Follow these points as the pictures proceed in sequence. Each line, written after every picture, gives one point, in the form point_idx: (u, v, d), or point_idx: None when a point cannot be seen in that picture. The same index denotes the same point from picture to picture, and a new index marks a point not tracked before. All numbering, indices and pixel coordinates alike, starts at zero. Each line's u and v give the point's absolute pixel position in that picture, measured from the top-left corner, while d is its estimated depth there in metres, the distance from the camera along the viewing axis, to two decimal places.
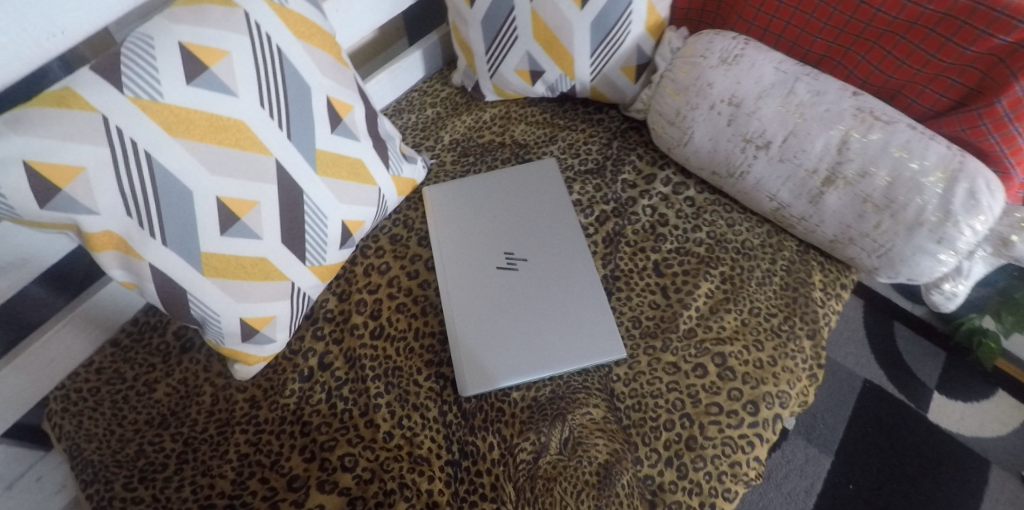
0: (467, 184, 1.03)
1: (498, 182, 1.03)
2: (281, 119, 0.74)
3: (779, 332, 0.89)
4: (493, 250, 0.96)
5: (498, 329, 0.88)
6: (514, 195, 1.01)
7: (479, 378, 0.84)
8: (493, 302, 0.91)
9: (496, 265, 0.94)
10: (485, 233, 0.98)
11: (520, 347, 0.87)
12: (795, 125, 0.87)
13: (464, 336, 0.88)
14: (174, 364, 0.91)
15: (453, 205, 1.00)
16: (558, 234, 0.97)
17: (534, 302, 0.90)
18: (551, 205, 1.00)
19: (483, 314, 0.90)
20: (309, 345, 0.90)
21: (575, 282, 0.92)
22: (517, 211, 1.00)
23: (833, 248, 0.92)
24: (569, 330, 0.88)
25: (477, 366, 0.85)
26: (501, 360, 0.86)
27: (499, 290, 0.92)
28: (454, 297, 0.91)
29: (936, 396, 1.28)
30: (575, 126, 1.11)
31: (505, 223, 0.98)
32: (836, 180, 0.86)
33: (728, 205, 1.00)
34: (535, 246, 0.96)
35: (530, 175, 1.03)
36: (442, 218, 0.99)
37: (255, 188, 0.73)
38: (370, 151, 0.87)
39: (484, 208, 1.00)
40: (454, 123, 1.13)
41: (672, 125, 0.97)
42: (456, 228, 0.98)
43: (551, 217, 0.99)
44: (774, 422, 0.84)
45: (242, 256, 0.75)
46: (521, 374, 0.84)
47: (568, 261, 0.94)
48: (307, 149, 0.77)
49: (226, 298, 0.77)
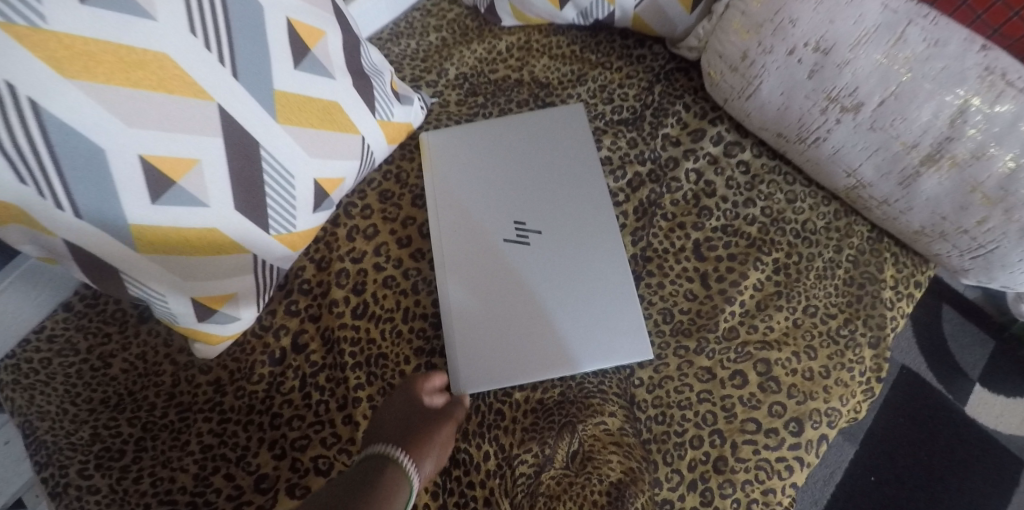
0: (472, 132, 0.84)
1: (510, 131, 0.84)
2: (223, 54, 0.56)
3: (836, 339, 0.75)
4: (500, 218, 0.79)
5: (501, 318, 0.74)
6: (529, 148, 0.83)
7: (476, 377, 0.72)
8: (497, 284, 0.76)
9: (503, 238, 0.78)
10: (491, 195, 0.81)
11: (526, 342, 0.73)
12: (900, 85, 0.67)
13: (461, 324, 0.74)
14: (132, 336, 0.80)
15: (455, 156, 0.83)
16: (580, 203, 0.80)
17: (546, 288, 0.75)
18: (575, 164, 0.82)
19: (484, 298, 0.75)
20: (281, 321, 0.77)
21: (596, 264, 0.76)
22: (532, 169, 0.82)
23: (916, 239, 0.76)
24: (585, 325, 0.73)
25: (475, 361, 0.73)
26: (502, 357, 0.73)
27: (505, 268, 0.77)
28: (451, 275, 0.77)
29: (978, 389, 1.16)
30: (610, 63, 0.90)
31: (517, 184, 0.81)
32: (941, 160, 0.67)
33: (790, 175, 0.83)
34: (551, 216, 0.79)
35: (549, 125, 0.84)
36: (441, 174, 0.82)
37: (194, 143, 0.57)
38: (349, 91, 0.69)
39: (493, 163, 0.82)
40: (461, 52, 0.92)
41: (734, 72, 0.79)
42: (456, 188, 0.81)
43: (574, 180, 0.81)
44: (819, 444, 0.72)
45: (183, 228, 0.60)
46: (526, 376, 0.72)
47: (590, 238, 0.78)
48: (262, 91, 0.60)
49: (169, 275, 0.63)
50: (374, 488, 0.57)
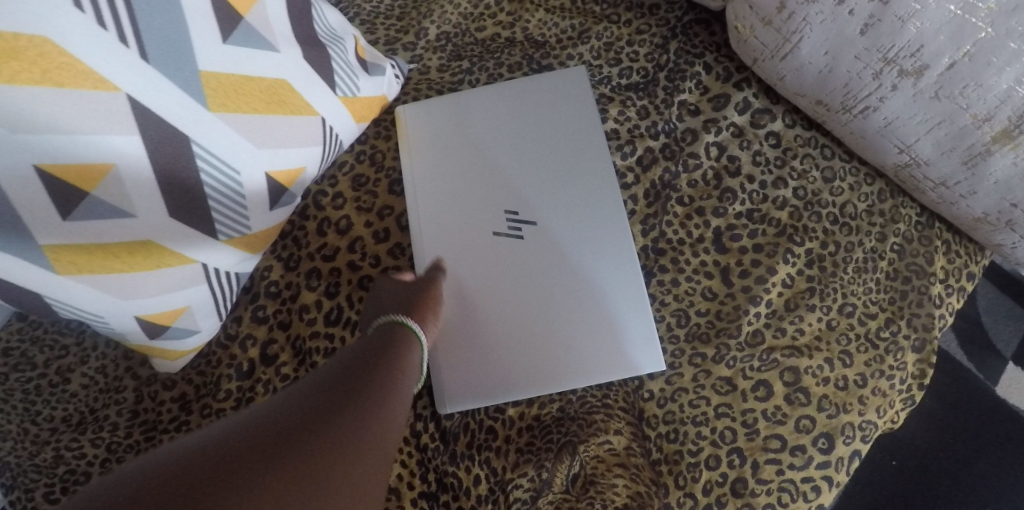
0: (455, 102, 0.72)
1: (499, 100, 0.71)
2: (124, 32, 0.45)
3: (875, 342, 0.65)
4: (489, 207, 0.68)
5: (492, 325, 0.65)
6: (523, 118, 0.70)
7: (465, 394, 0.64)
8: (488, 285, 0.66)
9: (492, 231, 0.67)
10: (478, 180, 0.69)
11: (526, 350, 0.64)
12: (976, 44, 0.53)
13: (446, 334, 0.65)
14: (91, 347, 0.72)
15: (438, 134, 0.71)
16: (583, 186, 0.68)
17: (548, 285, 0.65)
18: (577, 137, 0.69)
19: (471, 303, 0.66)
20: (248, 330, 0.68)
21: (604, 257, 0.65)
22: (525, 147, 0.69)
23: (974, 227, 0.66)
24: (589, 332, 0.64)
25: (468, 375, 0.64)
26: (495, 370, 0.64)
27: (495, 266, 0.66)
28: (435, 276, 0.67)
29: (1011, 368, 1.08)
30: (617, 17, 0.77)
31: (508, 165, 0.69)
32: (1019, 136, 0.55)
33: (828, 148, 0.71)
34: (548, 203, 0.67)
35: (547, 89, 0.71)
36: (420, 156, 0.71)
37: (103, 144, 0.47)
38: (299, 64, 0.58)
39: (479, 141, 0.70)
40: (442, 7, 0.79)
41: (768, 27, 0.65)
42: (438, 173, 0.70)
43: (576, 157, 0.69)
44: (851, 461, 0.63)
45: (109, 241, 0.52)
46: (522, 391, 0.64)
47: (595, 228, 0.66)
48: (182, 72, 0.49)
49: (104, 295, 0.54)
50: (399, 338, 0.57)
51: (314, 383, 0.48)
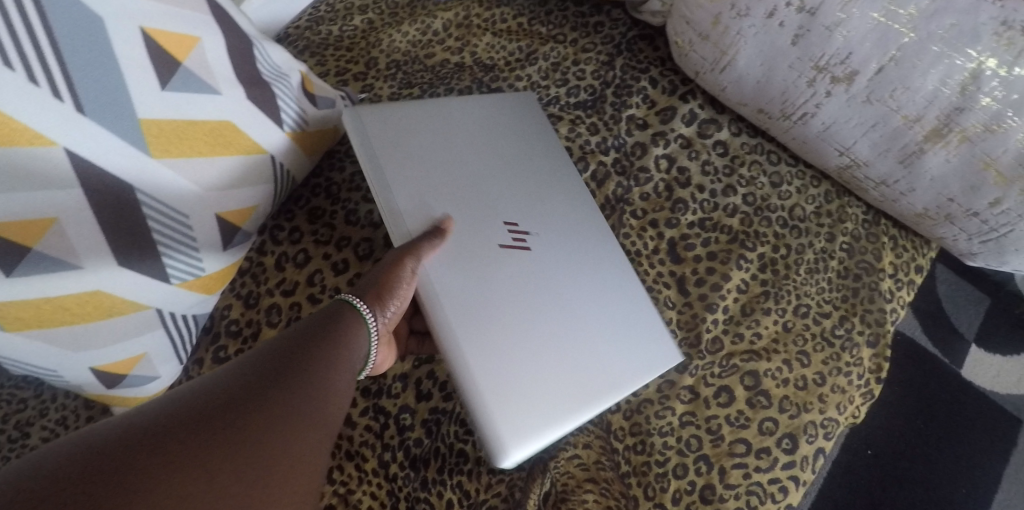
0: (420, 107, 0.63)
1: (466, 114, 0.65)
2: (56, 86, 0.45)
3: (831, 340, 0.67)
4: (486, 215, 0.59)
5: (531, 345, 0.53)
6: (491, 134, 0.65)
7: (519, 435, 0.49)
8: (507, 299, 0.54)
9: (498, 243, 0.57)
10: (470, 189, 0.60)
11: (568, 367, 0.54)
12: (901, 48, 0.56)
13: (473, 363, 0.50)
14: (49, 400, 0.70)
15: (410, 143, 0.59)
16: (562, 204, 0.65)
17: (564, 291, 0.58)
18: (540, 154, 0.67)
19: (493, 322, 0.53)
20: (209, 373, 0.66)
21: (600, 265, 0.62)
22: (504, 159, 0.64)
23: (917, 222, 0.68)
24: (615, 340, 0.58)
25: (525, 417, 0.50)
26: (547, 395, 0.52)
27: (511, 277, 0.55)
28: (443, 292, 0.52)
29: (973, 350, 1.13)
30: (562, 36, 0.79)
31: (492, 174, 0.62)
32: (949, 134, 0.58)
33: (774, 154, 0.73)
34: (542, 216, 0.62)
35: (500, 111, 0.68)
36: (398, 159, 0.58)
37: (44, 199, 0.47)
38: (244, 104, 0.58)
39: (458, 148, 0.62)
40: (390, 36, 0.79)
41: (706, 41, 0.66)
42: (422, 177, 0.58)
43: (544, 175, 0.66)
44: (815, 459, 0.65)
45: (56, 295, 0.51)
46: (576, 418, 0.52)
47: (588, 245, 0.63)
48: (121, 123, 0.49)
49: (53, 348, 0.53)
50: (347, 320, 0.49)
51: (252, 367, 0.41)
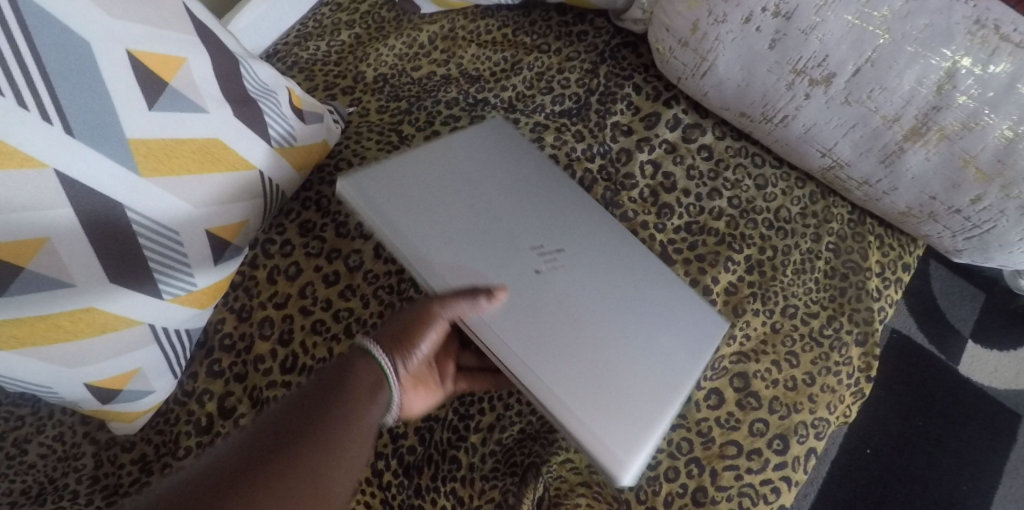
0: (409, 159, 0.63)
1: (456, 155, 0.65)
2: (43, 109, 0.46)
3: (820, 340, 0.67)
4: (510, 245, 0.58)
5: (603, 353, 0.53)
6: (488, 165, 0.65)
7: (632, 450, 0.49)
8: (554, 323, 0.54)
9: (533, 269, 0.57)
10: (489, 226, 0.59)
11: (640, 362, 0.54)
12: (876, 49, 0.57)
13: (547, 395, 0.50)
14: (47, 417, 0.71)
15: (416, 200, 0.60)
16: (573, 209, 0.64)
17: (608, 292, 0.58)
18: (539, 170, 0.67)
19: (552, 349, 0.52)
20: (205, 384, 0.68)
21: (634, 258, 0.62)
22: (509, 185, 0.64)
23: (902, 221, 0.68)
24: (668, 326, 0.58)
25: (622, 424, 0.50)
26: (636, 396, 0.52)
27: (548, 300, 0.55)
28: (492, 334, 0.52)
29: (970, 345, 1.13)
30: (547, 46, 0.80)
31: (503, 203, 0.62)
32: (928, 133, 0.59)
33: (758, 157, 0.74)
34: (560, 227, 0.62)
35: (484, 142, 0.68)
36: (410, 219, 0.58)
37: (35, 220, 0.48)
38: (232, 122, 0.59)
39: (461, 190, 0.62)
40: (377, 50, 0.81)
41: (685, 47, 0.67)
42: (436, 230, 0.58)
43: (549, 188, 0.66)
44: (807, 459, 0.65)
45: (50, 312, 0.52)
46: (668, 416, 0.51)
47: (617, 246, 0.63)
48: (108, 143, 0.50)
49: (48, 365, 0.55)
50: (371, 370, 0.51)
51: (273, 430, 0.45)
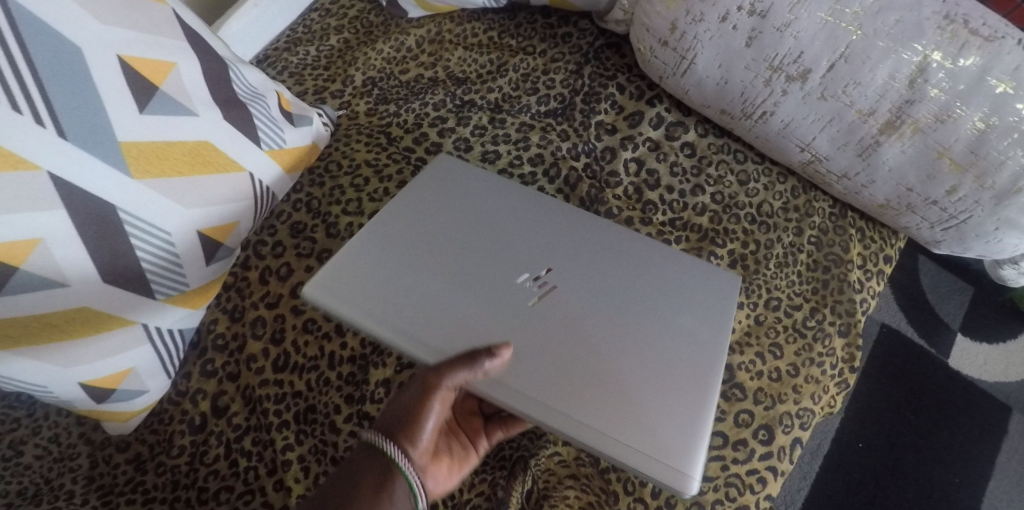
0: (366, 231, 0.59)
1: (414, 209, 0.61)
2: (37, 112, 0.47)
3: (803, 331, 0.68)
4: (500, 286, 0.56)
5: (628, 362, 0.51)
6: (452, 203, 0.62)
7: (690, 457, 0.48)
8: (565, 355, 0.52)
9: (529, 303, 0.54)
10: (473, 274, 0.56)
11: (663, 360, 0.52)
12: (850, 45, 0.59)
13: (588, 430, 0.49)
14: (43, 418, 0.72)
15: (394, 277, 0.56)
16: (547, 212, 0.62)
17: (608, 293, 0.55)
18: (504, 187, 0.64)
19: (577, 377, 0.51)
20: (198, 385, 0.69)
21: (628, 246, 0.59)
22: (476, 213, 0.61)
23: (882, 213, 0.69)
24: (674, 312, 0.55)
25: (667, 435, 0.49)
26: (673, 398, 0.50)
27: (548, 328, 0.53)
28: (512, 385, 0.51)
29: (959, 339, 1.14)
30: (532, 48, 0.82)
31: (478, 236, 0.59)
32: (902, 126, 0.60)
33: (741, 153, 0.75)
34: (540, 240, 0.59)
35: (439, 181, 0.64)
36: (391, 307, 0.55)
37: (28, 221, 0.49)
38: (221, 125, 0.60)
39: (430, 244, 0.58)
40: (366, 55, 0.83)
41: (665, 46, 0.69)
42: (419, 305, 0.55)
43: (518, 203, 0.62)
44: (793, 449, 0.66)
45: (44, 312, 0.53)
46: (710, 406, 0.50)
47: (606, 236, 0.60)
48: (99, 145, 0.51)
49: (44, 364, 0.56)
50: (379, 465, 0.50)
51: None
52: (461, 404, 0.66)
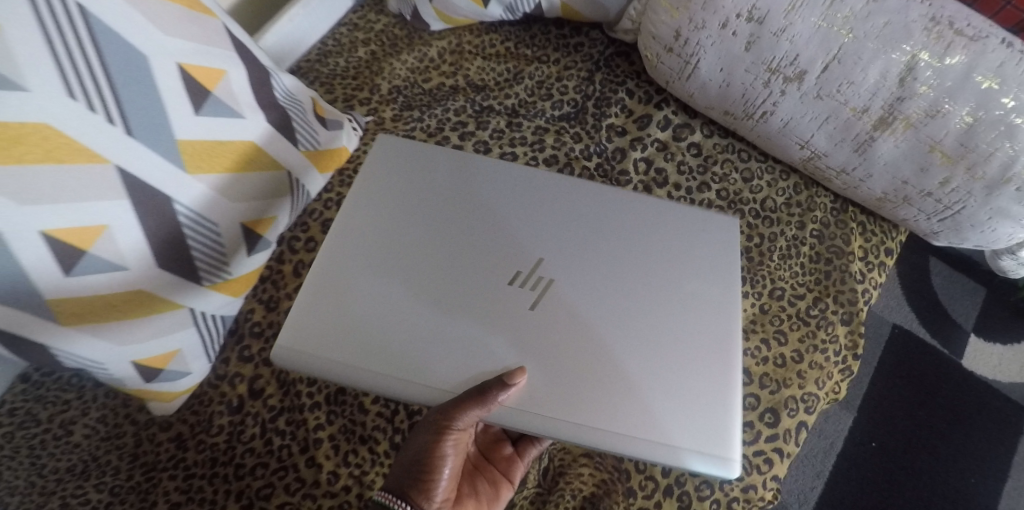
0: (332, 275, 0.58)
1: (387, 234, 0.59)
2: (110, 112, 0.54)
3: (807, 320, 0.71)
4: (489, 299, 0.56)
5: (646, 360, 0.54)
6: (429, 212, 0.60)
7: (726, 440, 0.52)
8: (585, 364, 0.54)
9: (528, 308, 0.56)
10: (470, 292, 0.56)
11: (673, 350, 0.54)
12: (842, 48, 0.63)
13: (620, 435, 0.52)
14: (91, 400, 0.78)
15: (397, 320, 0.56)
16: (523, 198, 0.61)
17: (614, 280, 0.57)
18: (471, 176, 0.63)
19: (596, 382, 0.53)
20: (236, 369, 0.75)
21: (627, 220, 0.60)
22: (455, 217, 0.60)
23: (880, 206, 0.73)
24: (676, 295, 0.57)
25: (701, 422, 0.52)
26: (697, 381, 0.53)
27: (548, 338, 0.55)
28: (536, 406, 0.53)
29: (973, 340, 1.15)
30: (546, 57, 0.88)
31: (458, 247, 0.58)
32: (894, 122, 0.64)
33: (744, 152, 0.79)
34: (527, 230, 0.59)
35: (403, 188, 0.62)
36: (388, 351, 0.55)
37: (97, 209, 0.55)
38: (264, 127, 0.67)
39: (415, 271, 0.57)
40: (392, 65, 0.89)
41: (671, 52, 0.74)
42: (418, 344, 0.55)
43: (492, 190, 0.62)
44: (798, 432, 0.69)
45: (106, 293, 0.58)
46: (736, 384, 0.54)
47: (583, 215, 0.60)
48: (161, 142, 0.58)
49: (104, 342, 0.60)
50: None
51: None
52: (486, 437, 0.71)
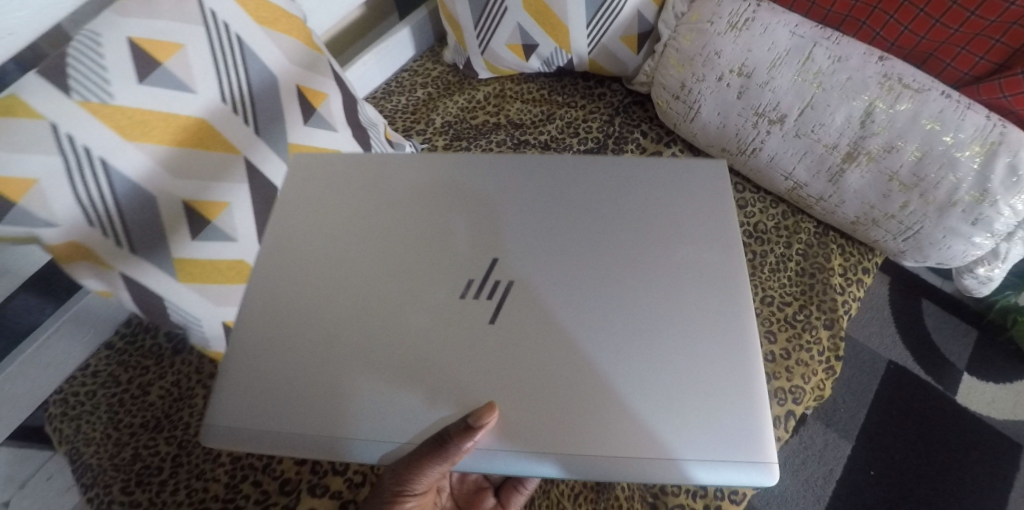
0: (285, 322, 0.57)
1: (335, 270, 0.58)
2: (247, 115, 0.70)
3: (793, 323, 0.83)
4: (443, 319, 0.56)
5: (648, 374, 0.54)
6: (374, 236, 0.60)
7: (758, 443, 0.52)
8: (581, 383, 0.54)
9: (487, 322, 0.56)
10: (428, 318, 0.56)
11: (670, 355, 0.54)
12: (813, 96, 0.79)
13: (634, 456, 0.52)
14: (167, 366, 0.90)
15: (365, 363, 0.55)
16: (465, 202, 0.61)
17: (619, 272, 0.57)
18: (407, 189, 0.62)
19: (594, 399, 0.53)
20: None
21: (630, 204, 0.60)
22: (402, 236, 0.59)
23: (855, 230, 0.86)
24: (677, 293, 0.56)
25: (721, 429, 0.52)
26: (711, 384, 0.53)
27: (517, 352, 0.55)
28: (540, 424, 0.53)
29: (966, 378, 1.23)
30: (574, 103, 1.05)
31: (410, 270, 0.58)
32: (859, 157, 0.78)
33: (739, 185, 0.94)
34: (483, 237, 0.59)
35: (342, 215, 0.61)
36: (354, 398, 0.55)
37: (223, 188, 0.70)
38: (349, 140, 0.82)
39: (372, 302, 0.57)
40: (445, 104, 1.07)
41: (678, 99, 0.90)
42: (390, 386, 0.55)
43: (433, 197, 0.61)
44: (787, 420, 0.79)
45: (214, 258, 0.71)
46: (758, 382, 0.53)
47: (542, 202, 0.60)
48: (275, 141, 0.73)
49: (205, 301, 0.73)
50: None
51: None
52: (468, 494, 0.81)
